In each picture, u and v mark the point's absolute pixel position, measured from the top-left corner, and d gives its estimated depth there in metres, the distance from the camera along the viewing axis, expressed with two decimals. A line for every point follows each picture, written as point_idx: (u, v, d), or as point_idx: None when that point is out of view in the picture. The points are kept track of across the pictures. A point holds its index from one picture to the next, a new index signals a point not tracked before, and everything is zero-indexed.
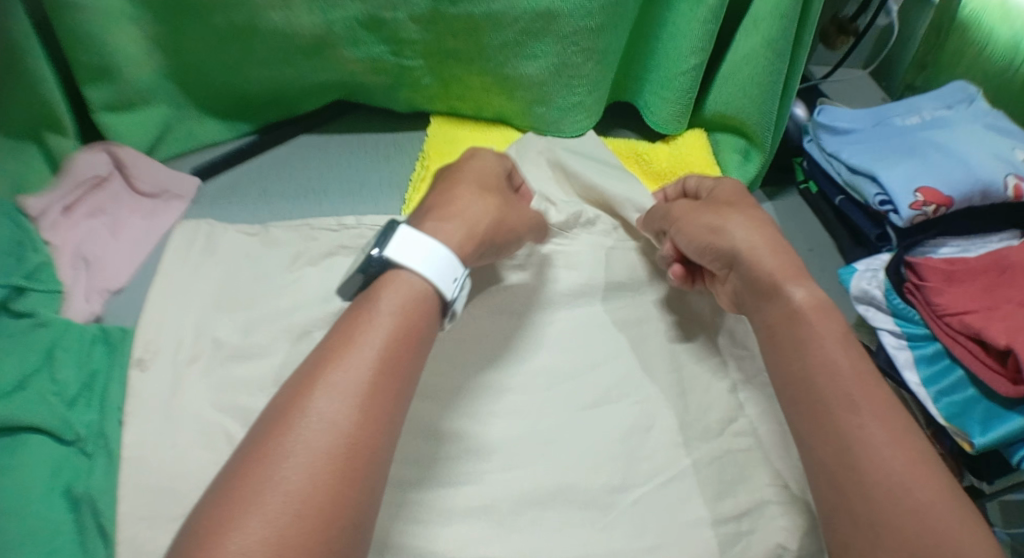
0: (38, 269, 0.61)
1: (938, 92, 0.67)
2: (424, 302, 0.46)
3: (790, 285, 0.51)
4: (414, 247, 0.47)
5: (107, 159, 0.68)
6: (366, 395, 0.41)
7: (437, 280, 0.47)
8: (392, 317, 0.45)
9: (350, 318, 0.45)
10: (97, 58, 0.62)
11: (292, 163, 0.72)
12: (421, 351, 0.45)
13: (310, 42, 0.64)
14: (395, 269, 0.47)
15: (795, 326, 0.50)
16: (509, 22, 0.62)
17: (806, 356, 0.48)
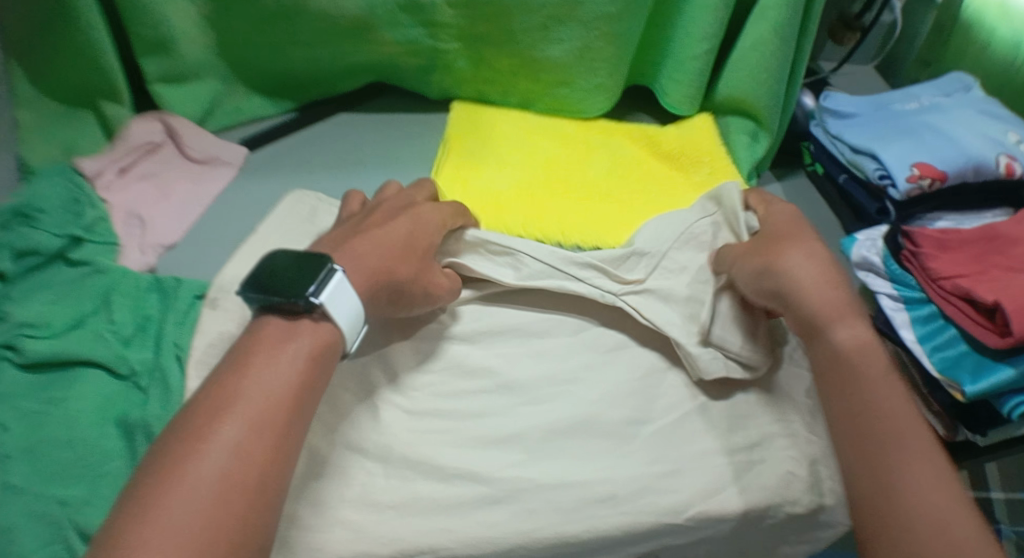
0: (95, 223, 0.66)
1: (935, 82, 0.73)
2: (329, 354, 0.48)
3: (839, 325, 0.53)
4: (340, 300, 0.48)
5: (160, 127, 0.73)
6: (269, 413, 0.43)
7: (347, 330, 0.49)
8: (302, 357, 0.46)
9: (245, 348, 0.46)
10: (152, 30, 0.67)
11: (330, 139, 0.76)
12: (323, 373, 0.47)
13: (352, 25, 0.68)
14: (319, 314, 0.48)
15: (845, 363, 0.51)
16: (535, 6, 0.66)
17: (864, 396, 0.49)
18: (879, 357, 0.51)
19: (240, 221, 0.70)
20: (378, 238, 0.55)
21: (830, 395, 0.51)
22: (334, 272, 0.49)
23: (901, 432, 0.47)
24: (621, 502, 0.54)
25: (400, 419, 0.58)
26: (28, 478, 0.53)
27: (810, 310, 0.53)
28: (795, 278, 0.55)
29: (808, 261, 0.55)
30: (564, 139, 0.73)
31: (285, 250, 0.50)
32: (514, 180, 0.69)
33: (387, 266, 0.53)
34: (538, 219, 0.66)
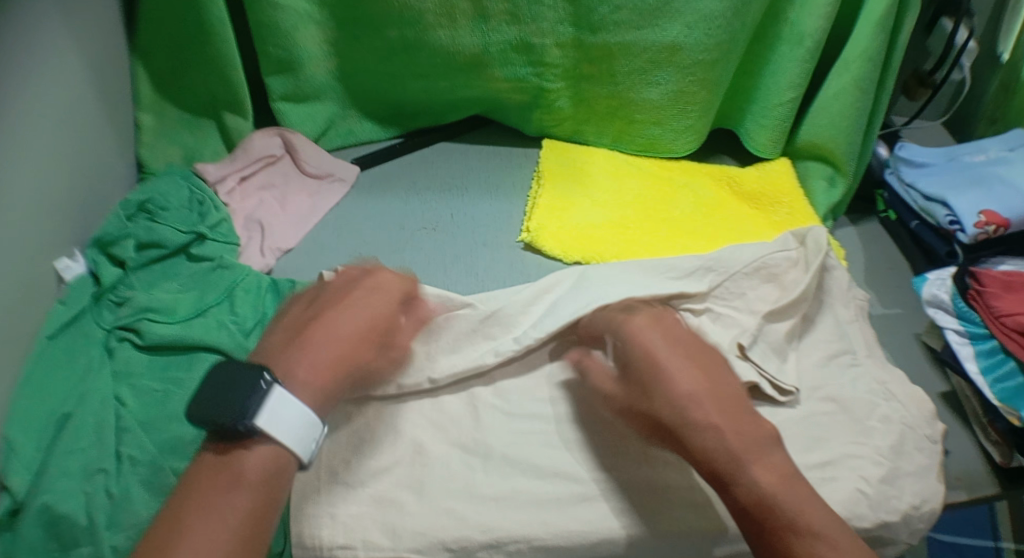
0: (219, 223, 0.72)
1: (1001, 137, 0.79)
2: (280, 472, 0.46)
3: (750, 467, 0.49)
4: (282, 410, 0.46)
5: (279, 142, 0.78)
6: (245, 533, 0.43)
7: (295, 445, 0.47)
8: (250, 477, 0.45)
9: (206, 472, 0.45)
10: (284, 52, 0.73)
11: (433, 164, 0.81)
12: (278, 489, 0.46)
13: (467, 60, 0.75)
14: (264, 436, 0.46)
15: (766, 506, 0.47)
16: (637, 51, 0.72)
17: (796, 541, 0.46)
18: (806, 495, 0.48)
19: (344, 229, 0.75)
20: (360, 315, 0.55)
21: (756, 539, 0.48)
22: (269, 389, 0.46)
23: (796, 529, 0.47)
24: (703, 510, 0.56)
25: (499, 422, 0.62)
26: (144, 450, 0.59)
27: (714, 451, 0.49)
28: (692, 417, 0.50)
29: (706, 410, 0.51)
30: (651, 179, 0.78)
31: (230, 366, 0.48)
32: (606, 214, 0.75)
33: (351, 355, 0.53)
34: (632, 251, 0.71)
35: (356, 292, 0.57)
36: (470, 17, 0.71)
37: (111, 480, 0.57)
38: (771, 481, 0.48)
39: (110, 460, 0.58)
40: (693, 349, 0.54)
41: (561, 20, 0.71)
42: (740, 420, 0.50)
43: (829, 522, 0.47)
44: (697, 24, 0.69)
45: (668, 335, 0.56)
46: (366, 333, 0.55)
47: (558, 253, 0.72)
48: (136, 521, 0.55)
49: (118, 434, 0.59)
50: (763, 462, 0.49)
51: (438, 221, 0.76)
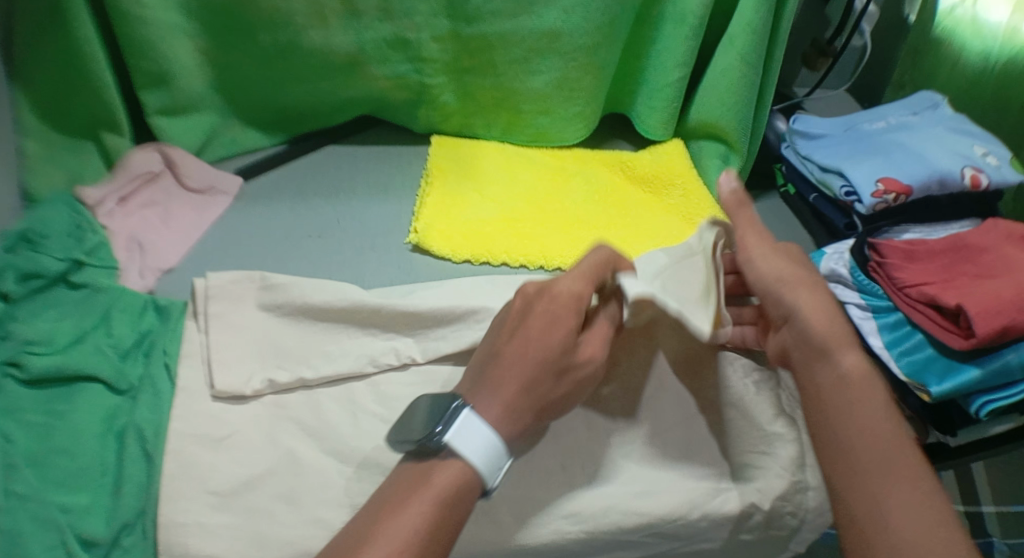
0: (97, 247, 0.70)
1: (904, 101, 0.77)
2: (467, 489, 0.44)
3: (843, 352, 0.51)
4: (474, 437, 0.45)
5: (158, 158, 0.75)
6: (423, 542, 0.42)
7: (482, 465, 0.45)
8: (442, 490, 0.44)
9: (398, 487, 0.45)
10: (153, 65, 0.70)
11: (317, 169, 0.78)
12: (465, 507, 0.44)
13: (345, 60, 0.72)
14: (450, 454, 0.45)
15: (842, 390, 0.51)
16: (516, 40, 0.70)
17: (850, 409, 0.49)
18: (873, 388, 0.50)
19: (225, 239, 0.73)
20: (551, 323, 0.49)
21: (816, 411, 0.51)
22: (460, 408, 0.46)
23: (852, 411, 0.49)
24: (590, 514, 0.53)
25: (377, 428, 0.59)
26: (31, 485, 0.56)
27: (812, 333, 0.52)
28: (790, 297, 0.54)
29: (815, 296, 0.54)
30: (543, 170, 0.76)
31: (430, 397, 0.48)
32: (496, 209, 0.72)
33: (538, 395, 0.48)
34: (521, 245, 0.69)
35: (541, 311, 0.50)
36: (342, 15, 0.69)
37: None
38: (854, 370, 0.51)
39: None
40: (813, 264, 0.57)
41: (435, 13, 0.69)
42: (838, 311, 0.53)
43: (876, 403, 0.49)
44: (573, 8, 0.67)
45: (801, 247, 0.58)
46: (545, 368, 0.48)
47: (446, 252, 0.69)
48: (18, 549, 0.53)
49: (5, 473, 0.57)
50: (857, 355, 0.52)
51: (328, 227, 0.73)
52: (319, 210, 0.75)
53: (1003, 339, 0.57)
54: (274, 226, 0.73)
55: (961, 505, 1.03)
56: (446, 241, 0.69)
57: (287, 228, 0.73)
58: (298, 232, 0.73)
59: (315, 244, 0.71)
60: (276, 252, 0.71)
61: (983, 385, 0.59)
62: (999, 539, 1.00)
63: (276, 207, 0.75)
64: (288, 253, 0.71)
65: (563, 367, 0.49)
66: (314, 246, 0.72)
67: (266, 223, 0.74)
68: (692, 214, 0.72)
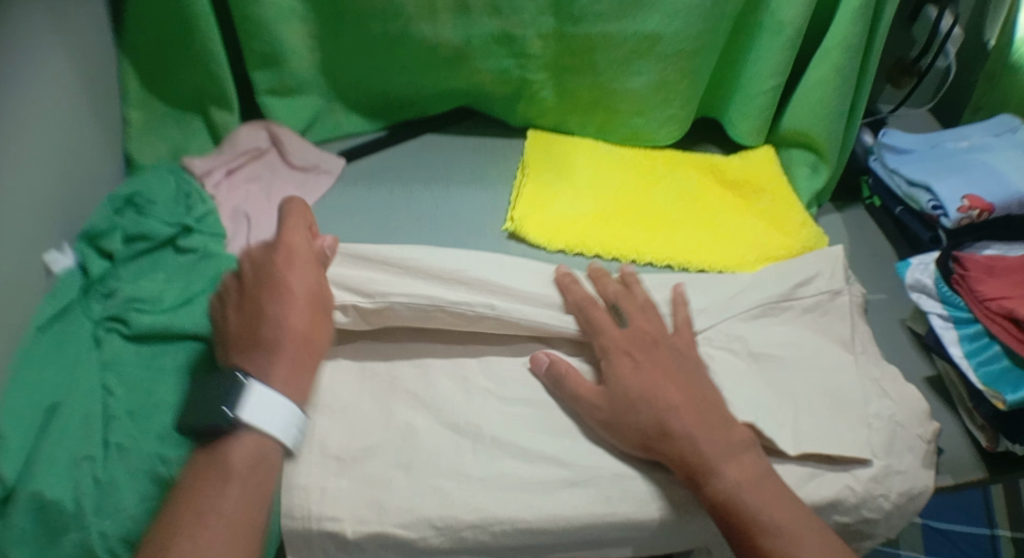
0: (205, 216, 0.73)
1: (983, 123, 0.80)
2: (265, 460, 0.53)
3: (720, 469, 0.53)
4: (259, 404, 0.53)
5: (265, 136, 0.79)
6: (248, 506, 0.51)
7: (279, 436, 0.54)
8: (238, 469, 0.52)
9: (202, 467, 0.52)
10: (268, 46, 0.73)
11: (416, 156, 0.81)
12: (263, 477, 0.53)
13: (450, 53, 0.75)
14: (246, 429, 0.53)
15: (752, 495, 0.52)
16: (618, 42, 0.73)
17: (752, 528, 0.51)
18: (769, 487, 0.52)
19: (324, 215, 0.76)
20: (301, 278, 0.59)
21: (728, 530, 0.52)
22: (248, 384, 0.54)
23: (764, 529, 0.51)
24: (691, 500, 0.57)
25: (490, 404, 0.61)
26: (131, 437, 0.60)
27: (695, 453, 0.53)
28: (672, 426, 0.54)
29: (683, 417, 0.54)
30: (634, 170, 0.79)
31: (221, 373, 0.55)
32: (589, 203, 0.75)
33: (310, 318, 0.58)
34: (613, 238, 0.72)
35: (283, 267, 0.59)
36: (452, 10, 0.72)
37: (97, 466, 0.58)
38: (742, 478, 0.53)
39: (100, 448, 0.59)
40: (662, 361, 0.58)
41: (541, 12, 0.72)
42: (714, 425, 0.54)
43: (779, 507, 0.51)
44: (677, 14, 0.69)
45: (647, 350, 0.58)
46: (314, 300, 0.58)
47: (540, 242, 0.72)
48: (118, 498, 0.56)
49: (106, 423, 0.60)
50: (736, 463, 0.53)
51: (426, 215, 0.75)
52: (417, 196, 0.77)
53: None
54: (373, 208, 0.76)
55: (1011, 531, 1.05)
56: (543, 231, 0.72)
57: (386, 213, 0.76)
58: (397, 215, 0.76)
59: (416, 226, 0.74)
60: (377, 230, 0.74)
61: None
62: None
63: (375, 188, 0.78)
64: (390, 234, 0.74)
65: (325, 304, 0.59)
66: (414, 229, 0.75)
67: (367, 203, 0.77)
68: (778, 220, 0.74)
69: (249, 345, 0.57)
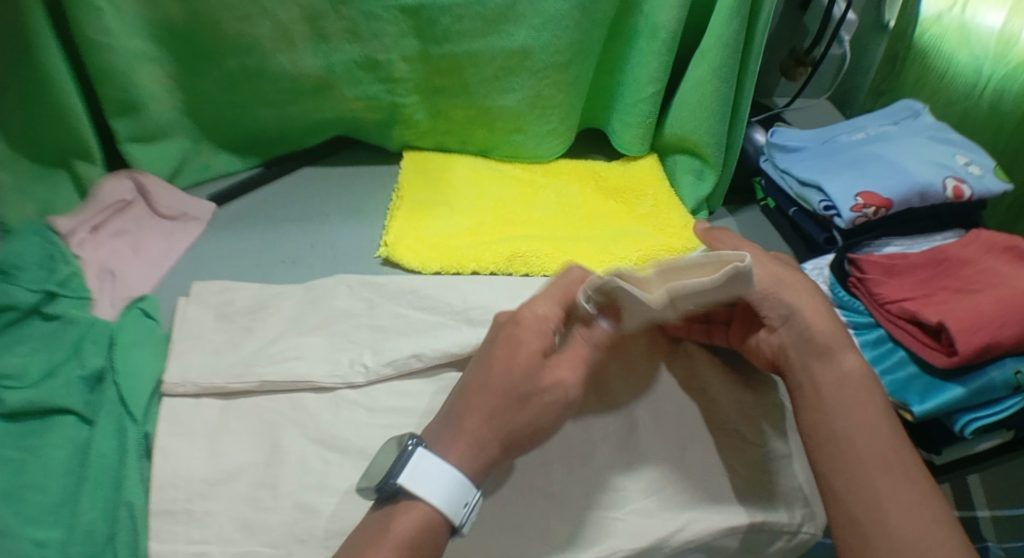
0: (69, 278, 0.68)
1: (886, 110, 0.76)
2: (429, 532, 0.45)
3: (843, 354, 0.53)
4: (426, 471, 0.46)
5: (130, 185, 0.75)
6: None
7: (443, 507, 0.45)
8: (403, 535, 0.44)
9: (368, 531, 0.45)
10: (123, 93, 0.69)
11: (294, 193, 0.78)
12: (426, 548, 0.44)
13: (315, 83, 0.72)
14: (408, 498, 0.46)
15: (845, 389, 0.52)
16: (487, 60, 0.69)
17: (853, 412, 0.51)
18: (873, 390, 0.53)
19: (193, 263, 0.72)
20: (513, 354, 0.49)
21: (813, 413, 0.52)
22: (414, 448, 0.46)
23: (848, 413, 0.51)
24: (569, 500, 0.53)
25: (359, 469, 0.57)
26: (6, 521, 0.55)
27: (813, 337, 0.54)
28: (803, 311, 0.54)
29: (820, 306, 0.55)
30: (514, 183, 0.76)
31: (396, 437, 0.50)
32: (464, 222, 0.72)
33: (528, 419, 0.49)
34: (490, 253, 0.69)
35: (511, 339, 0.50)
36: (310, 38, 0.68)
37: None
38: (854, 372, 0.53)
39: None
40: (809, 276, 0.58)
41: (403, 34, 0.68)
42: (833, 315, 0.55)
43: (876, 408, 0.51)
44: (544, 26, 0.66)
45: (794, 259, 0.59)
46: (507, 400, 0.48)
47: (415, 266, 0.69)
48: None
49: None
50: (853, 358, 0.53)
51: (306, 259, 0.72)
52: (294, 237, 0.74)
53: (982, 356, 0.56)
54: (245, 255, 0.72)
55: (955, 511, 1.05)
56: (417, 255, 0.69)
57: (259, 260, 0.72)
58: (274, 259, 0.72)
59: (290, 269, 0.71)
60: (248, 276, 0.70)
61: (968, 404, 0.58)
62: (995, 544, 1.03)
63: (246, 232, 0.74)
64: (255, 281, 0.69)
65: (528, 394, 0.49)
66: (289, 273, 0.71)
67: (243, 246, 0.73)
68: (662, 226, 0.71)
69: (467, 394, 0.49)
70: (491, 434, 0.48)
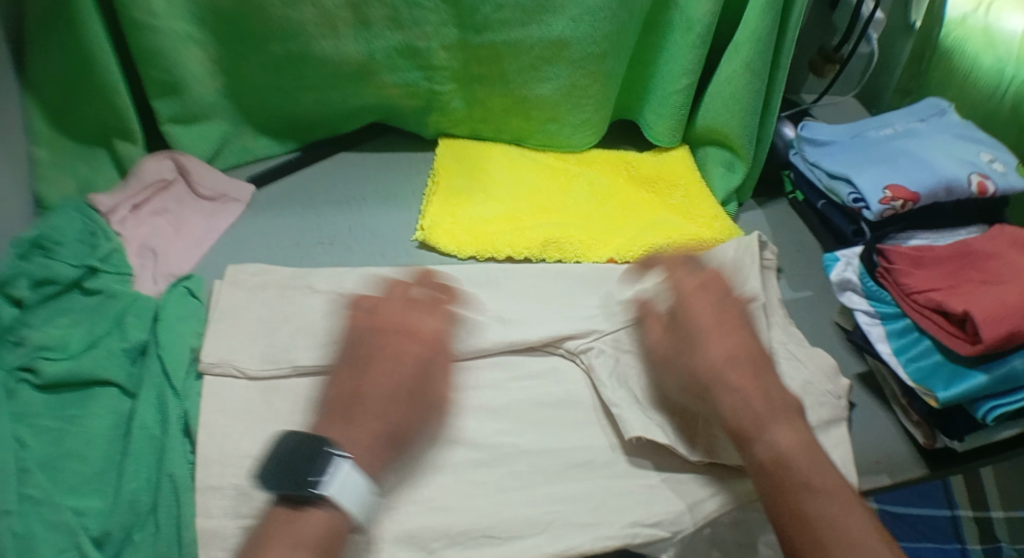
0: (110, 254, 0.69)
1: (914, 107, 0.78)
2: (336, 537, 0.47)
3: (769, 431, 0.50)
4: (346, 479, 0.47)
5: (171, 166, 0.76)
6: None
7: (354, 510, 0.47)
8: (314, 539, 0.45)
9: (274, 531, 0.46)
10: (167, 75, 0.70)
11: (331, 177, 0.79)
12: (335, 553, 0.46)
13: (354, 69, 0.73)
14: (327, 504, 0.46)
15: (786, 466, 0.48)
16: (526, 49, 0.71)
17: (799, 494, 0.46)
18: (818, 458, 0.48)
19: (230, 242, 0.74)
20: (400, 364, 0.55)
21: (773, 501, 0.47)
22: (340, 459, 0.47)
23: (799, 485, 0.47)
24: (601, 468, 0.58)
25: None
26: (47, 488, 0.56)
27: (726, 416, 0.52)
28: (727, 379, 0.53)
29: (737, 373, 0.53)
30: (546, 171, 0.77)
31: (302, 432, 0.49)
32: (500, 208, 0.73)
33: (393, 417, 0.52)
34: (524, 239, 0.70)
35: (409, 345, 0.56)
36: (352, 25, 0.70)
37: (13, 519, 0.54)
38: (791, 446, 0.49)
39: (14, 499, 0.55)
40: (723, 317, 0.56)
41: (445, 21, 0.70)
42: (768, 381, 0.52)
43: (834, 491, 0.46)
44: (583, 17, 0.67)
45: (728, 305, 0.57)
46: (405, 395, 0.54)
47: (450, 250, 0.70)
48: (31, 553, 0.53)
49: (18, 476, 0.56)
50: (787, 430, 0.50)
51: (347, 243, 0.73)
52: (331, 217, 0.75)
53: (1008, 346, 0.58)
54: (282, 238, 0.73)
55: (971, 511, 1.07)
56: (452, 238, 0.70)
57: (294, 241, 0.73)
58: (309, 238, 0.73)
59: (327, 250, 0.73)
60: (284, 255, 0.72)
61: (991, 391, 0.59)
62: (1008, 543, 1.05)
63: (283, 213, 0.76)
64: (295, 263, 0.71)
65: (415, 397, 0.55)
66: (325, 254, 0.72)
67: (280, 225, 0.75)
68: (695, 216, 0.73)
69: (360, 394, 0.53)
70: (376, 438, 0.51)
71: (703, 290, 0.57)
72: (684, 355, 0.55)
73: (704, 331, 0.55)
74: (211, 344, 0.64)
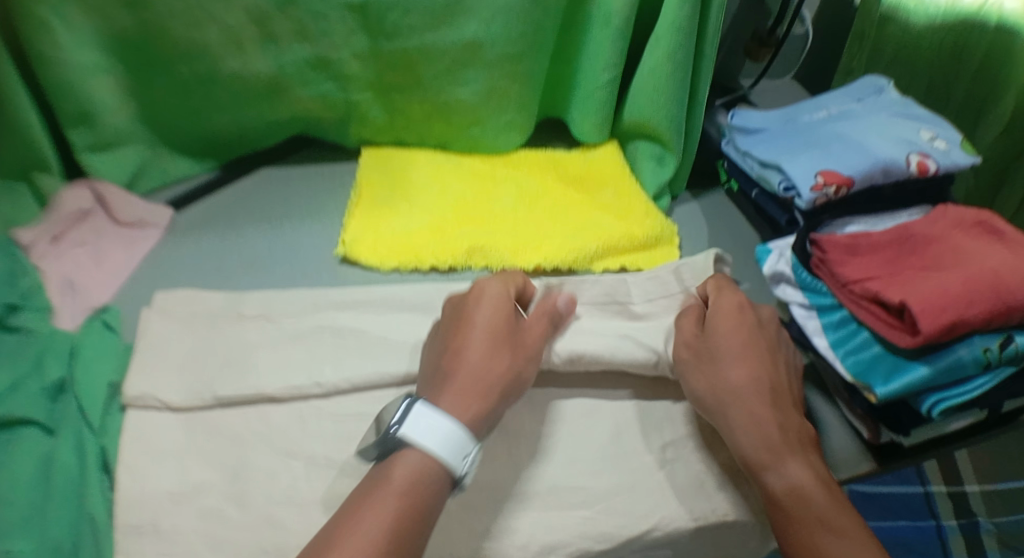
0: (30, 290, 0.66)
1: (851, 87, 0.75)
2: (427, 478, 0.48)
3: (784, 463, 0.51)
4: (424, 423, 0.49)
5: (89, 195, 0.73)
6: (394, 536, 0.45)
7: (441, 452, 0.48)
8: (399, 486, 0.47)
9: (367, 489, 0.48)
10: (79, 105, 0.68)
11: (258, 196, 0.77)
12: (428, 493, 0.47)
13: (268, 85, 0.71)
14: (409, 449, 0.49)
15: (795, 500, 0.50)
16: (438, 53, 0.68)
17: (802, 527, 0.49)
18: (827, 493, 0.50)
19: (155, 270, 0.72)
20: (489, 321, 0.55)
21: (783, 532, 0.50)
22: (413, 402, 0.50)
23: (812, 519, 0.49)
24: (537, 501, 0.54)
25: (327, 475, 0.57)
26: None
27: (744, 448, 0.52)
28: (738, 406, 0.53)
29: (749, 402, 0.53)
30: (472, 176, 0.75)
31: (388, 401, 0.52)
32: (424, 218, 0.71)
33: (491, 368, 0.53)
34: (447, 248, 0.68)
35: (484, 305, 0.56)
36: (258, 40, 0.67)
37: None
38: (801, 480, 0.50)
39: None
40: (755, 343, 0.56)
41: (352, 31, 0.67)
42: (772, 411, 0.53)
43: (839, 522, 0.48)
44: (493, 18, 0.65)
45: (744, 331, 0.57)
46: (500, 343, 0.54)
47: (373, 264, 0.69)
48: None
49: None
50: (802, 463, 0.51)
51: (272, 264, 0.71)
52: (258, 237, 0.73)
53: (948, 336, 0.55)
54: (205, 265, 0.71)
55: (945, 486, 1.09)
56: (373, 252, 0.68)
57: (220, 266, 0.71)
58: (235, 263, 0.71)
59: (251, 274, 0.70)
60: (208, 278, 0.70)
61: (934, 384, 0.56)
62: (985, 519, 1.05)
63: (206, 238, 0.74)
64: (219, 287, 0.69)
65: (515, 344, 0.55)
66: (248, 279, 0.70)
67: (207, 251, 0.73)
68: (623, 214, 0.71)
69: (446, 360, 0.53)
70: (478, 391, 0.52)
71: (734, 314, 0.57)
72: (701, 378, 0.55)
73: (725, 355, 0.55)
74: (135, 376, 0.60)
